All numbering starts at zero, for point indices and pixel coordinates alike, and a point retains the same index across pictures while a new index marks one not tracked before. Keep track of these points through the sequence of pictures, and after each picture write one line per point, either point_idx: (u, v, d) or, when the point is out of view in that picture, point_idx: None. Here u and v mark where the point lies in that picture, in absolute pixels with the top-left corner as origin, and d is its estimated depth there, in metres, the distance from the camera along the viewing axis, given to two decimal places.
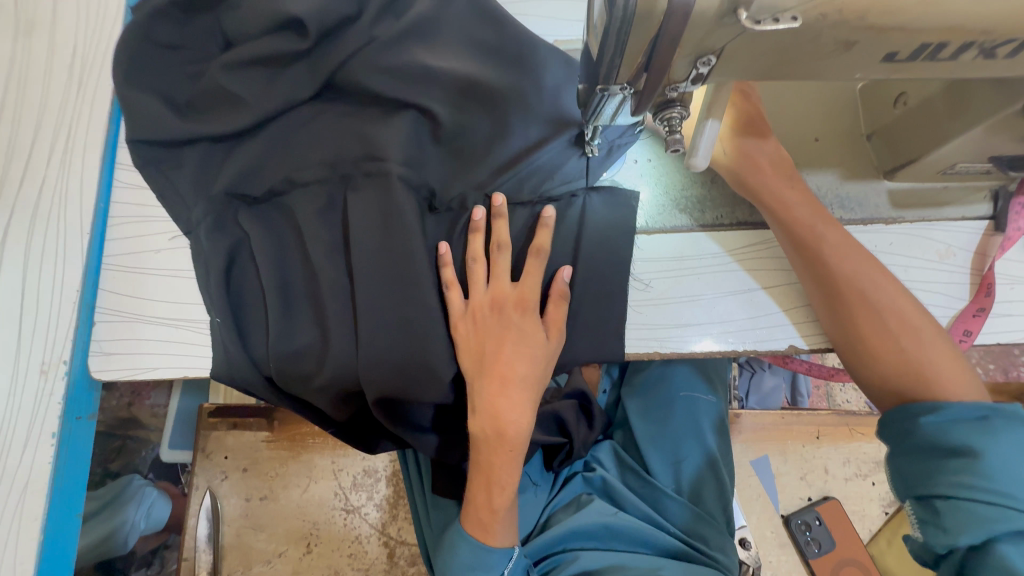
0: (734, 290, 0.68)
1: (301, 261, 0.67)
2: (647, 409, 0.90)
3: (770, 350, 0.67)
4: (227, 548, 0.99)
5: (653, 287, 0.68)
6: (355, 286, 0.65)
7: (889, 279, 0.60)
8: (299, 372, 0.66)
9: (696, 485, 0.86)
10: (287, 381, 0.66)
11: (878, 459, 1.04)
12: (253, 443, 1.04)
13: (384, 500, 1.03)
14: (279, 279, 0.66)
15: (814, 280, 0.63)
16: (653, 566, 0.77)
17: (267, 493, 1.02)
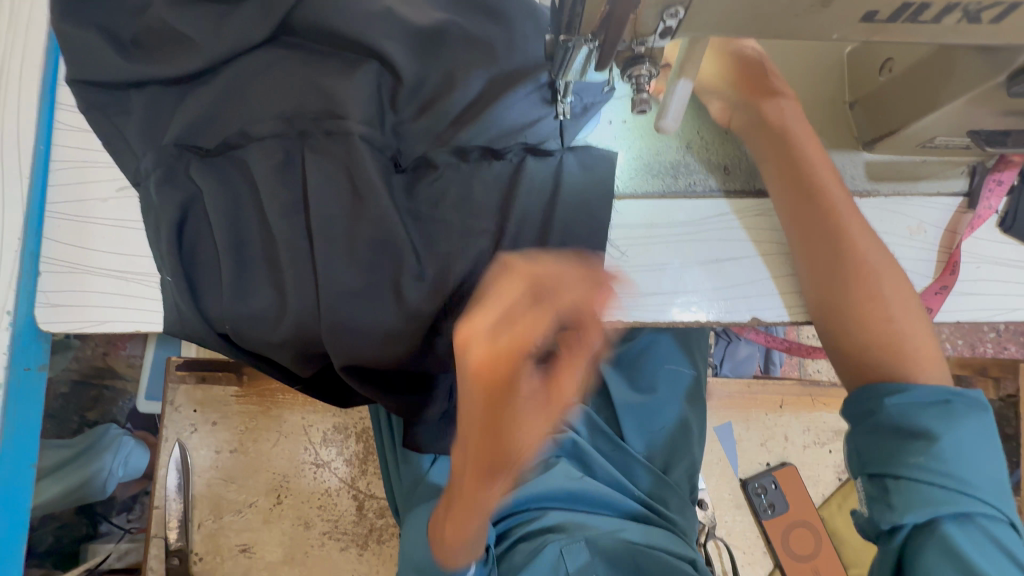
0: (702, 260, 0.67)
1: (257, 217, 0.64)
2: (631, 378, 0.91)
3: (733, 321, 0.66)
4: (197, 498, 1.01)
5: (627, 255, 0.67)
6: (314, 245, 0.62)
7: (885, 253, 0.60)
8: (256, 332, 0.64)
9: (668, 453, 0.89)
10: (243, 338, 0.65)
11: (837, 428, 1.07)
12: (222, 397, 1.04)
13: (354, 455, 1.05)
14: (235, 235, 0.64)
15: (817, 243, 0.61)
16: (614, 528, 0.79)
17: (238, 446, 1.03)
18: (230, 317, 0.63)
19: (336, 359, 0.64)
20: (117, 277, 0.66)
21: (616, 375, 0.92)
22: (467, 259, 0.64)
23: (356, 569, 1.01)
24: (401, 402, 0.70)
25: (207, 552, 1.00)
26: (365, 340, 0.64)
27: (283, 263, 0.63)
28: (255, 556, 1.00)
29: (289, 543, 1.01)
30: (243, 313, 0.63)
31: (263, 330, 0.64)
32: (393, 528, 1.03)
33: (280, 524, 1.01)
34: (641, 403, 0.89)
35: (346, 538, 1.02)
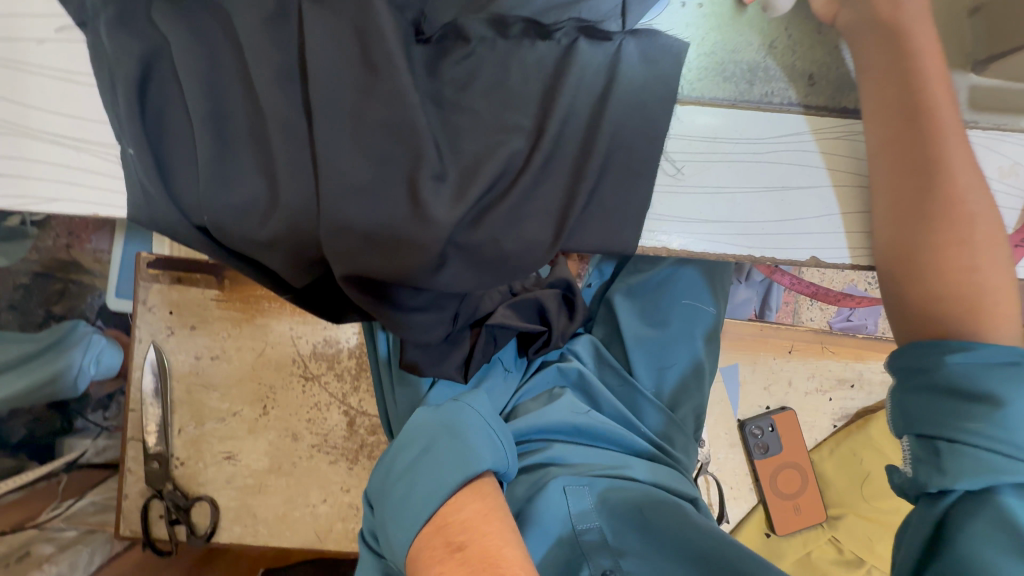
0: (766, 186, 0.58)
1: (243, 86, 0.52)
2: (645, 311, 0.86)
3: (789, 259, 0.59)
4: (177, 403, 0.96)
5: (683, 173, 0.57)
6: (313, 127, 0.52)
7: (983, 189, 0.52)
8: (239, 228, 0.54)
9: (677, 391, 0.85)
10: (224, 234, 0.54)
11: (840, 376, 1.06)
12: (202, 301, 0.95)
13: (345, 371, 0.98)
14: (213, 106, 0.52)
15: (904, 171, 0.52)
16: (621, 463, 0.73)
17: (220, 353, 0.96)
18: (208, 208, 0.53)
19: (337, 268, 0.55)
20: (59, 146, 0.54)
21: (628, 307, 0.87)
22: (498, 159, 0.53)
23: (345, 482, 0.99)
24: (408, 323, 0.62)
25: (189, 457, 0.96)
26: (373, 248, 0.54)
27: (275, 147, 0.52)
28: (240, 464, 0.97)
29: (276, 453, 0.98)
30: (223, 204, 0.53)
31: (249, 226, 0.54)
32: (384, 446, 1.00)
33: (267, 435, 0.97)
34: (653, 337, 0.85)
35: (335, 452, 0.99)
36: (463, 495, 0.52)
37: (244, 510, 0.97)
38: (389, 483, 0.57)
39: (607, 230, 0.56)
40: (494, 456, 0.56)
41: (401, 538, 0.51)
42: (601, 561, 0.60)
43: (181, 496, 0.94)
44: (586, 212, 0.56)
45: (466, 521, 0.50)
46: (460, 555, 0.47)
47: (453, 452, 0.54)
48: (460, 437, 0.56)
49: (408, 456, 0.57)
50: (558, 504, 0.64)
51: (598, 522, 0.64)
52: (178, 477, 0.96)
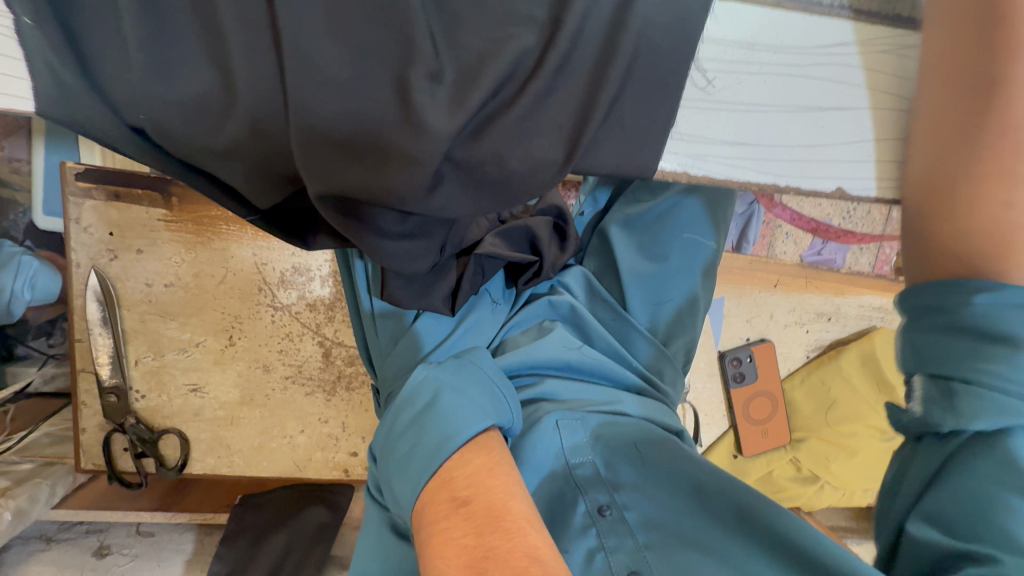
0: (803, 106, 0.51)
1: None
2: (644, 244, 0.82)
3: (814, 191, 0.55)
4: (130, 334, 0.87)
5: (715, 87, 0.50)
6: (272, 1, 0.41)
7: None
8: (187, 132, 0.44)
9: (671, 326, 0.84)
10: (165, 138, 0.44)
11: (818, 310, 1.08)
12: (147, 221, 0.84)
13: (318, 300, 0.91)
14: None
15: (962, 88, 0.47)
16: (613, 399, 0.72)
17: (174, 280, 0.86)
18: (144, 104, 0.43)
19: (310, 186, 0.47)
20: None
21: (625, 239, 0.83)
22: (506, 57, 0.44)
23: (323, 413, 0.96)
24: (394, 251, 0.56)
25: (150, 389, 0.90)
26: (356, 162, 0.46)
27: (223, 28, 0.42)
28: (209, 396, 0.92)
29: (246, 385, 0.92)
30: (162, 100, 0.43)
31: (201, 131, 0.45)
32: (363, 377, 0.96)
33: (235, 366, 0.91)
34: (650, 271, 0.82)
35: (311, 383, 0.94)
36: (467, 450, 0.53)
37: (216, 441, 0.94)
38: (392, 441, 0.58)
39: (625, 150, 0.50)
40: (495, 412, 0.58)
41: (407, 492, 0.52)
42: (597, 496, 0.59)
43: (145, 429, 0.89)
44: (604, 126, 0.49)
45: (471, 477, 0.50)
46: (464, 510, 0.47)
47: (457, 408, 0.55)
48: (464, 395, 0.57)
49: (410, 413, 0.57)
50: (551, 440, 0.63)
51: (592, 458, 0.62)
52: (140, 411, 0.90)
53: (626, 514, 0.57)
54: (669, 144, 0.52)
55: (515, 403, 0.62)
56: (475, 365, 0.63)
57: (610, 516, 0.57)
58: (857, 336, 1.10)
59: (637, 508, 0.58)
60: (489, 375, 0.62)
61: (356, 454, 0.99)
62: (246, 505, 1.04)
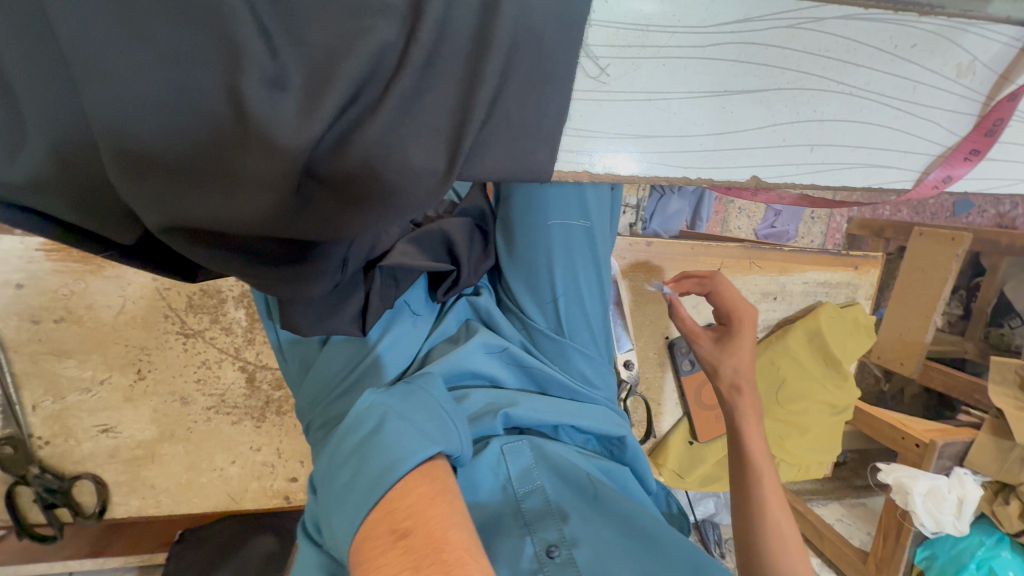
0: (705, 91, 0.47)
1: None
2: (516, 245, 0.74)
3: (729, 181, 0.52)
4: (21, 378, 0.79)
5: (608, 77, 0.45)
6: (52, 12, 0.35)
7: None
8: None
9: (579, 323, 0.78)
10: None
11: (765, 290, 1.06)
12: (23, 252, 0.75)
13: (235, 323, 0.84)
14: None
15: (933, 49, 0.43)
16: (515, 401, 0.69)
17: (65, 315, 0.78)
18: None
19: (149, 220, 0.41)
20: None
21: (505, 242, 0.75)
22: (358, 58, 0.38)
23: (254, 441, 0.90)
24: (274, 281, 0.49)
25: (55, 435, 0.82)
26: (196, 189, 0.40)
27: (3, 48, 0.36)
28: (123, 436, 0.84)
29: (164, 420, 0.85)
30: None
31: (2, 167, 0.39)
32: (295, 399, 0.90)
33: (149, 402, 0.84)
34: (530, 271, 0.74)
35: (237, 412, 0.88)
36: (411, 478, 0.47)
37: (138, 481, 0.87)
38: (333, 469, 0.51)
39: (517, 153, 0.45)
40: (445, 439, 0.52)
41: (345, 527, 0.46)
42: (545, 535, 0.56)
43: (52, 478, 0.81)
44: (486, 127, 0.43)
45: (412, 507, 0.44)
46: (403, 544, 0.42)
47: (404, 434, 0.50)
48: (412, 421, 0.52)
49: (355, 439, 0.51)
50: (492, 469, 0.61)
51: (540, 485, 0.61)
52: (45, 459, 0.82)
53: (576, 552, 0.55)
54: (562, 142, 0.47)
55: (467, 430, 0.56)
56: (426, 392, 0.58)
57: (558, 557, 0.54)
58: (804, 312, 1.09)
59: (586, 544, 0.56)
60: (441, 403, 0.57)
61: (296, 480, 0.93)
62: (185, 543, 0.98)
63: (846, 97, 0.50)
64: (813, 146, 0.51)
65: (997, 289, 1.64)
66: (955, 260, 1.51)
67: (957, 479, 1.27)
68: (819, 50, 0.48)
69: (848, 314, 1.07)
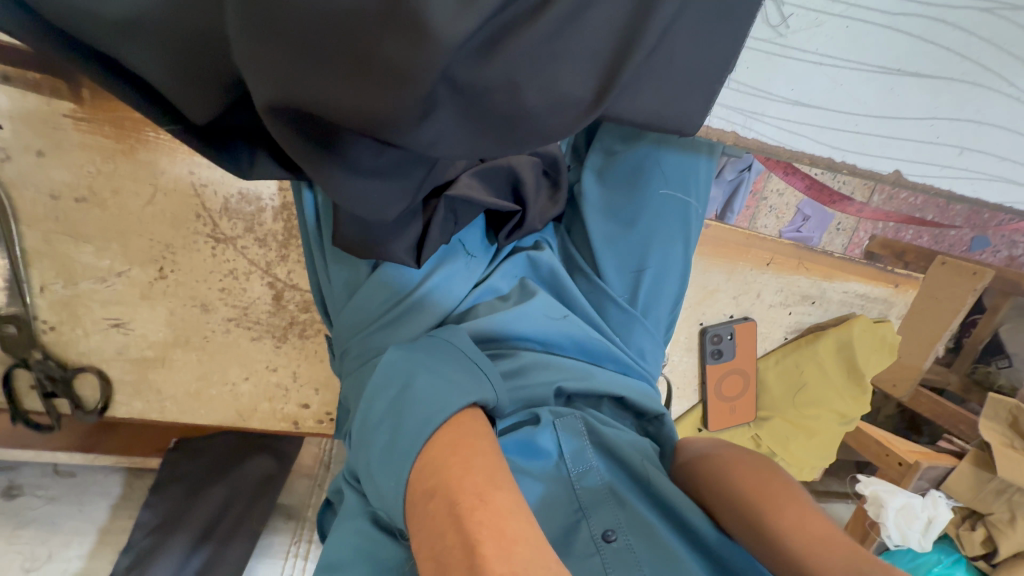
0: (873, 68, 0.43)
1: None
2: (615, 204, 0.73)
3: (868, 172, 0.48)
4: (32, 255, 0.72)
5: (782, 31, 0.41)
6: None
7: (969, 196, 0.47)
8: (100, 11, 0.38)
9: (649, 294, 0.76)
10: (75, 7, 0.38)
11: (805, 293, 1.04)
12: (49, 118, 0.67)
13: (270, 235, 0.78)
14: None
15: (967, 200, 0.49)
16: (584, 372, 0.68)
17: (88, 196, 0.71)
18: None
19: (259, 96, 0.37)
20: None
21: (597, 198, 0.74)
22: None
23: (272, 361, 0.86)
24: (363, 193, 0.44)
25: (62, 321, 0.76)
26: (320, 67, 0.35)
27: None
28: (134, 334, 0.79)
29: (180, 325, 0.80)
30: None
31: (117, 5, 0.37)
32: (320, 325, 0.86)
33: (167, 303, 0.79)
34: (621, 237, 0.73)
35: (259, 328, 0.84)
36: (444, 430, 0.44)
37: (144, 384, 0.83)
38: (366, 433, 0.49)
39: (665, 95, 0.41)
40: (479, 389, 0.49)
41: (392, 487, 0.44)
42: (603, 519, 0.55)
43: (56, 366, 0.76)
44: (649, 61, 0.39)
45: (437, 465, 0.42)
46: (434, 506, 0.40)
47: (435, 391, 0.47)
48: (441, 375, 0.49)
49: (383, 400, 0.48)
50: (549, 440, 0.60)
51: (594, 465, 0.60)
52: (49, 345, 0.77)
53: (633, 542, 0.54)
54: (720, 97, 0.43)
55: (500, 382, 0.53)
56: (453, 343, 0.55)
57: (615, 542, 0.53)
58: (836, 321, 1.08)
59: (644, 539, 0.55)
60: (469, 354, 0.53)
61: (307, 406, 0.90)
62: (181, 451, 0.94)
63: (1014, 103, 0.45)
64: (964, 150, 0.47)
65: (996, 328, 1.65)
66: (973, 294, 1.53)
67: (932, 500, 1.32)
68: (1007, 44, 0.43)
69: (879, 330, 1.06)
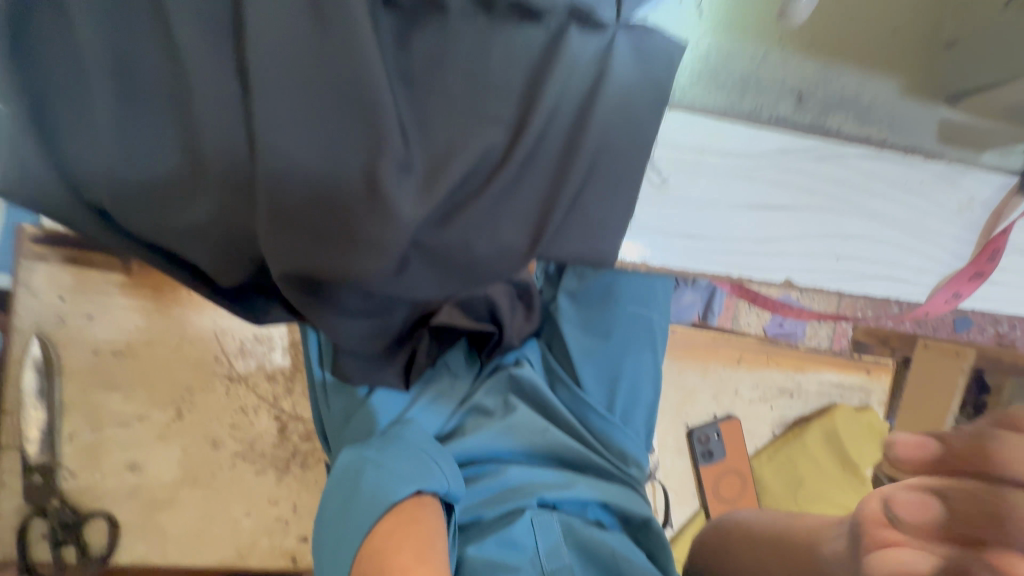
0: (745, 204, 0.56)
1: (154, 26, 0.43)
2: (590, 322, 0.82)
3: (763, 280, 0.59)
4: (67, 405, 0.81)
5: (667, 186, 0.54)
6: (250, 98, 0.44)
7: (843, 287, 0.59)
8: (153, 209, 0.48)
9: (626, 400, 0.83)
10: (132, 207, 0.47)
11: (781, 386, 1.09)
12: (104, 287, 0.81)
13: (279, 371, 0.88)
14: (117, 41, 0.43)
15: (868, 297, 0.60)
16: (567, 483, 0.72)
17: (125, 349, 0.82)
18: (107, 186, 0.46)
19: (271, 266, 0.49)
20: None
21: (573, 317, 0.83)
22: (473, 152, 0.47)
23: (273, 494, 0.90)
24: (347, 328, 0.56)
25: (81, 468, 0.82)
26: (320, 244, 0.48)
27: (197, 112, 0.44)
28: (147, 475, 0.85)
29: (190, 463, 0.86)
30: (119, 180, 0.46)
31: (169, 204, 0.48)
32: (320, 454, 0.91)
33: (180, 442, 0.85)
34: (597, 351, 0.82)
35: (263, 461, 0.89)
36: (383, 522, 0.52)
37: (150, 526, 0.85)
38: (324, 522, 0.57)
39: (588, 239, 0.53)
40: (427, 481, 0.56)
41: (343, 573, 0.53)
42: None
43: (70, 513, 0.81)
44: (568, 216, 0.51)
45: (371, 550, 0.51)
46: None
47: (382, 481, 0.55)
48: (386, 470, 0.56)
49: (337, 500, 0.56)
50: (526, 536, 0.65)
51: (567, 562, 0.65)
52: (66, 492, 0.82)
53: None
54: (632, 236, 0.55)
55: (449, 466, 0.61)
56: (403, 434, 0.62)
57: None
58: (819, 412, 1.11)
59: None
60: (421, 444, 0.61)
61: (306, 540, 0.91)
62: None
63: (863, 221, 0.58)
64: (841, 258, 0.58)
65: None
66: None
67: None
68: (840, 180, 0.57)
69: (863, 418, 1.09)
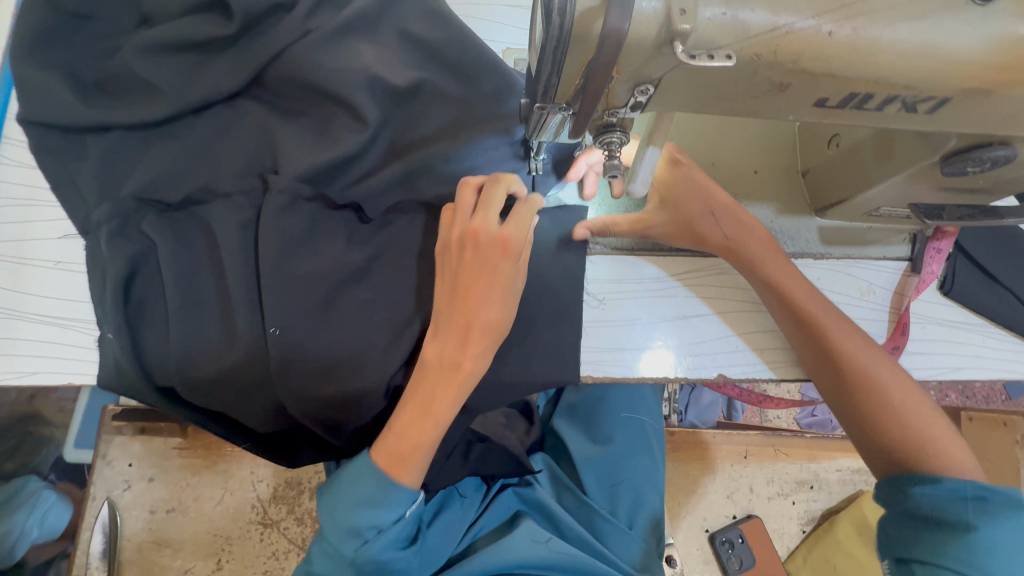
0: (668, 317, 0.68)
1: (210, 249, 0.60)
2: (591, 430, 0.93)
3: (701, 379, 0.68)
4: (125, 565, 0.91)
5: (601, 308, 0.67)
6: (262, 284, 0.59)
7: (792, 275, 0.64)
8: (194, 390, 0.60)
9: (630, 506, 0.88)
10: (183, 389, 0.59)
11: (798, 479, 1.08)
12: (163, 450, 0.96)
13: (306, 513, 0.96)
14: (184, 274, 0.59)
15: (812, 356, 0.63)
16: None
17: (176, 505, 0.94)
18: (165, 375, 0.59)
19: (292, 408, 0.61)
20: (56, 300, 0.61)
21: (574, 428, 0.94)
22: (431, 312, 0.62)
23: None
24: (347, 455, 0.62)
25: None
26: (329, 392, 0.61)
27: (236, 313, 0.59)
28: None
29: None
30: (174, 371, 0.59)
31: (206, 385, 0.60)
32: None
33: None
34: (600, 457, 0.90)
35: None
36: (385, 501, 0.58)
37: None
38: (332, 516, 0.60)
39: (540, 365, 0.64)
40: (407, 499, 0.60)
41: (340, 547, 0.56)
42: None
43: None
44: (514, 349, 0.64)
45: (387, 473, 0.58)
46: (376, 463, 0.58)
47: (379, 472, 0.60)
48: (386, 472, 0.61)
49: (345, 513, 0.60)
50: None
51: None
52: None
53: None
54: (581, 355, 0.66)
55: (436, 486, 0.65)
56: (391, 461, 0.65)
57: None
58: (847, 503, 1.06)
59: None
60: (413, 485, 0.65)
61: None
62: None
63: None
64: (763, 349, 0.68)
65: None
66: None
67: None
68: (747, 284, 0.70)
69: None
